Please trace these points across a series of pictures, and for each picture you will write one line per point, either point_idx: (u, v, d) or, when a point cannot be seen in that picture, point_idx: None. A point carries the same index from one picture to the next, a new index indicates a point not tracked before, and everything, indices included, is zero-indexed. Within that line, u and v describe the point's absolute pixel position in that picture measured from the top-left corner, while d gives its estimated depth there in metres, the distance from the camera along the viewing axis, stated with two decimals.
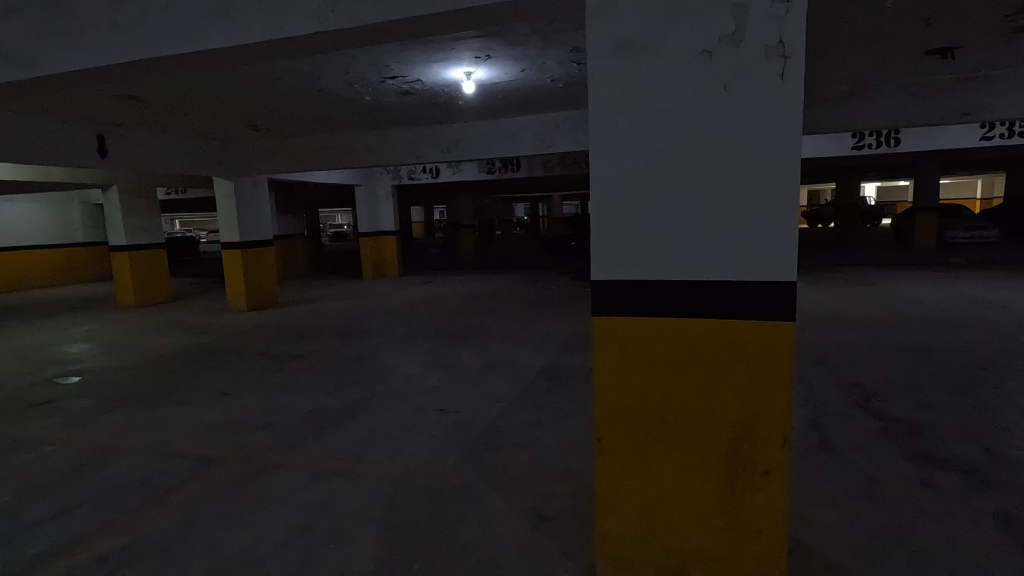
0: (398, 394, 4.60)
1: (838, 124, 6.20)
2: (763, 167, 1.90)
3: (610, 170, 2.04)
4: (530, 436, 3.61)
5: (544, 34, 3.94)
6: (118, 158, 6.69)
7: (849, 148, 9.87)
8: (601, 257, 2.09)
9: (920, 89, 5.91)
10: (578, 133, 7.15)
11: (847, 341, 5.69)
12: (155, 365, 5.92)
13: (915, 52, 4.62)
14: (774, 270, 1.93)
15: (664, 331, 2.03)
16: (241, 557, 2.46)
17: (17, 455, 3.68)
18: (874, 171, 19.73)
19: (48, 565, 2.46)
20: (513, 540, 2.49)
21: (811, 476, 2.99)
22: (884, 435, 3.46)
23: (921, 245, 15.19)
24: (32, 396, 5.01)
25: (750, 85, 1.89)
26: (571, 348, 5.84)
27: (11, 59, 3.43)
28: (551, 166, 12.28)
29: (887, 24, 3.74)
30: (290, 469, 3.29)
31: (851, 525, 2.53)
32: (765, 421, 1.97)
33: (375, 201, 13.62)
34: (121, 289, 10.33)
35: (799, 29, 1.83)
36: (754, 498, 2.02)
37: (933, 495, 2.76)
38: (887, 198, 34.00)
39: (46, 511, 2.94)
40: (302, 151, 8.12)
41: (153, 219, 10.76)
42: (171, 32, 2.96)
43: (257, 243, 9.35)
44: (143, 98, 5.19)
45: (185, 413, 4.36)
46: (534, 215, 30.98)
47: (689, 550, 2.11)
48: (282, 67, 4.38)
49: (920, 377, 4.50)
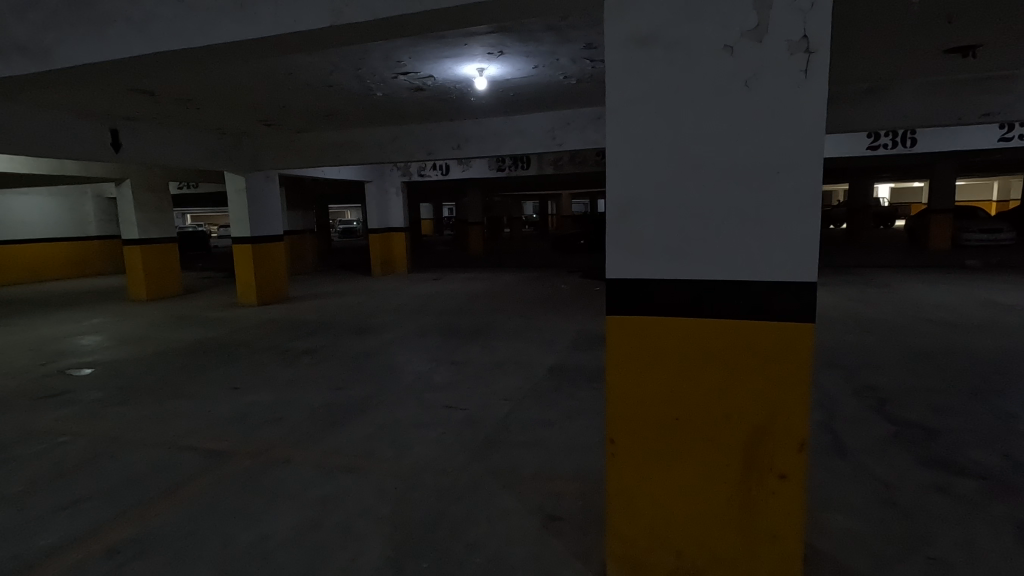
0: (407, 391, 4.58)
1: (854, 124, 6.11)
2: (784, 164, 1.86)
3: (626, 168, 2.01)
4: (539, 435, 3.58)
5: (558, 30, 3.89)
6: (131, 153, 6.73)
7: (865, 148, 9.83)
8: (618, 256, 2.05)
9: (938, 89, 5.82)
10: (589, 131, 7.11)
11: (861, 345, 5.61)
12: (166, 359, 5.96)
13: (934, 51, 4.55)
14: (795, 269, 1.88)
15: (677, 331, 1.99)
16: (248, 553, 2.44)
17: (29, 446, 3.71)
18: (888, 172, 19.51)
19: (58, 558, 2.46)
20: (523, 541, 2.45)
21: (825, 481, 2.94)
22: (898, 438, 3.41)
23: (935, 247, 14.95)
24: (44, 388, 5.06)
25: (772, 81, 1.85)
26: (581, 347, 5.81)
27: (28, 53, 3.44)
28: (561, 165, 12.24)
29: (909, 23, 3.68)
30: (298, 465, 3.28)
31: (865, 531, 2.48)
32: (782, 424, 1.93)
33: (385, 197, 13.61)
34: (133, 283, 10.40)
35: (824, 22, 1.78)
36: (770, 502, 1.98)
37: (952, 502, 2.70)
38: (901, 198, 33.62)
39: (54, 504, 2.94)
40: (313, 146, 8.12)
41: (165, 213, 10.84)
42: (186, 28, 2.97)
43: (267, 237, 9.38)
44: (156, 91, 5.20)
45: (195, 407, 4.38)
46: (543, 214, 30.95)
47: (702, 553, 2.08)
48: (295, 62, 4.36)
49: (938, 382, 4.41)
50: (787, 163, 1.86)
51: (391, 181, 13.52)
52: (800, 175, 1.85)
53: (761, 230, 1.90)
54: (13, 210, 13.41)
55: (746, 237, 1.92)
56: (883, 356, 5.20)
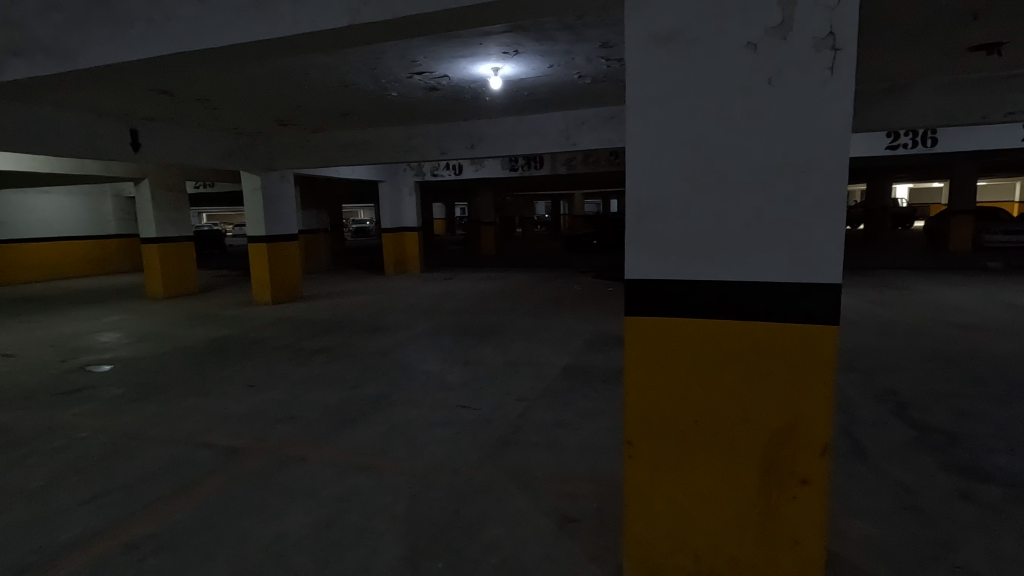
0: (421, 390, 4.59)
1: (874, 124, 6.01)
2: (807, 163, 1.83)
3: (647, 168, 1.99)
4: (553, 435, 3.57)
5: (574, 29, 3.88)
6: (150, 153, 6.82)
7: (883, 148, 9.68)
8: (637, 255, 2.03)
9: (961, 88, 5.71)
10: (603, 131, 7.06)
11: (881, 348, 5.51)
12: (183, 356, 6.03)
13: (957, 49, 4.45)
14: (818, 270, 1.85)
15: (697, 332, 1.97)
16: (265, 549, 2.46)
17: (50, 441, 3.78)
18: (907, 172, 19.17)
19: (78, 552, 2.49)
20: (538, 542, 2.43)
21: (845, 486, 2.89)
22: (920, 443, 3.35)
23: (955, 248, 14.70)
24: (64, 383, 5.15)
25: (797, 79, 1.82)
26: (594, 348, 5.78)
27: (51, 54, 3.49)
28: (574, 164, 12.20)
29: (932, 20, 3.60)
30: (313, 462, 3.31)
31: (887, 538, 2.43)
32: (804, 428, 1.89)
33: (398, 196, 13.65)
34: (150, 281, 10.55)
35: (851, 18, 1.75)
36: (791, 508, 1.94)
37: (976, 509, 2.64)
38: (921, 199, 33.04)
39: (74, 498, 2.98)
40: (327, 145, 8.16)
41: (182, 212, 10.98)
42: (205, 27, 2.99)
43: (282, 236, 9.46)
44: (174, 91, 5.27)
45: (211, 403, 4.43)
46: (556, 214, 30.88)
47: (720, 557, 2.05)
48: (311, 62, 4.40)
49: (961, 386, 4.31)
50: (810, 162, 1.83)
51: (404, 181, 13.56)
52: (824, 174, 1.82)
53: (784, 230, 1.87)
54: (34, 209, 13.67)
55: (767, 237, 1.89)
56: (904, 359, 5.11)
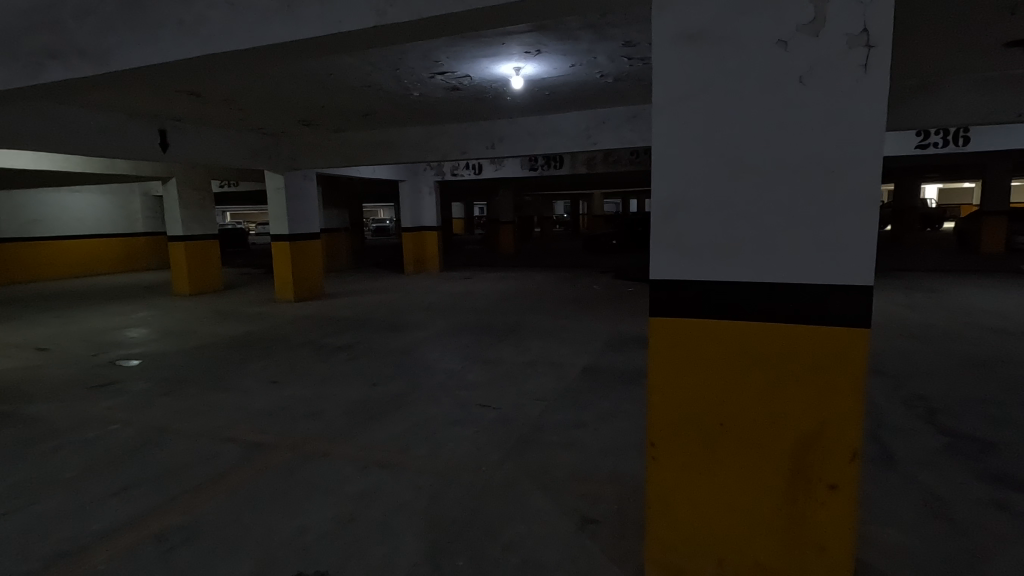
0: (441, 388, 4.62)
1: (904, 122, 5.86)
2: (839, 162, 1.80)
3: (673, 166, 1.97)
4: (573, 435, 3.56)
5: (597, 28, 3.85)
6: (178, 152, 6.96)
7: (913, 147, 9.44)
8: (662, 255, 2.02)
9: (995, 85, 5.55)
10: (624, 131, 7.02)
11: (909, 352, 5.37)
12: (209, 352, 6.15)
13: (993, 44, 4.31)
14: (849, 273, 1.81)
15: (723, 334, 1.94)
16: (289, 543, 2.50)
17: (83, 432, 3.90)
18: (938, 172, 18.68)
19: (108, 542, 2.56)
20: (559, 544, 2.42)
21: (873, 492, 2.84)
22: (951, 451, 3.25)
23: (987, 251, 14.29)
24: (96, 377, 5.31)
25: (828, 77, 1.79)
26: (613, 348, 5.75)
27: (85, 56, 3.58)
28: (594, 164, 12.16)
29: (966, 15, 3.51)
30: (335, 458, 3.35)
31: (917, 547, 2.37)
32: (833, 432, 1.86)
33: (418, 195, 13.74)
34: (177, 279, 10.78)
35: (885, 15, 1.71)
36: (817, 513, 1.91)
37: (1010, 517, 2.57)
38: (951, 199, 32.21)
39: (105, 489, 3.07)
40: (349, 145, 8.25)
41: (207, 210, 11.18)
42: (235, 29, 3.04)
43: (304, 235, 9.60)
44: (201, 92, 5.38)
45: (236, 399, 4.52)
46: (576, 214, 30.78)
47: (745, 561, 2.02)
48: (336, 62, 4.44)
49: (994, 393, 4.19)
50: (842, 161, 1.80)
51: (424, 180, 13.66)
52: (855, 174, 1.78)
53: (814, 230, 1.84)
54: (66, 208, 14.06)
55: (797, 237, 1.86)
56: (934, 364, 4.97)
